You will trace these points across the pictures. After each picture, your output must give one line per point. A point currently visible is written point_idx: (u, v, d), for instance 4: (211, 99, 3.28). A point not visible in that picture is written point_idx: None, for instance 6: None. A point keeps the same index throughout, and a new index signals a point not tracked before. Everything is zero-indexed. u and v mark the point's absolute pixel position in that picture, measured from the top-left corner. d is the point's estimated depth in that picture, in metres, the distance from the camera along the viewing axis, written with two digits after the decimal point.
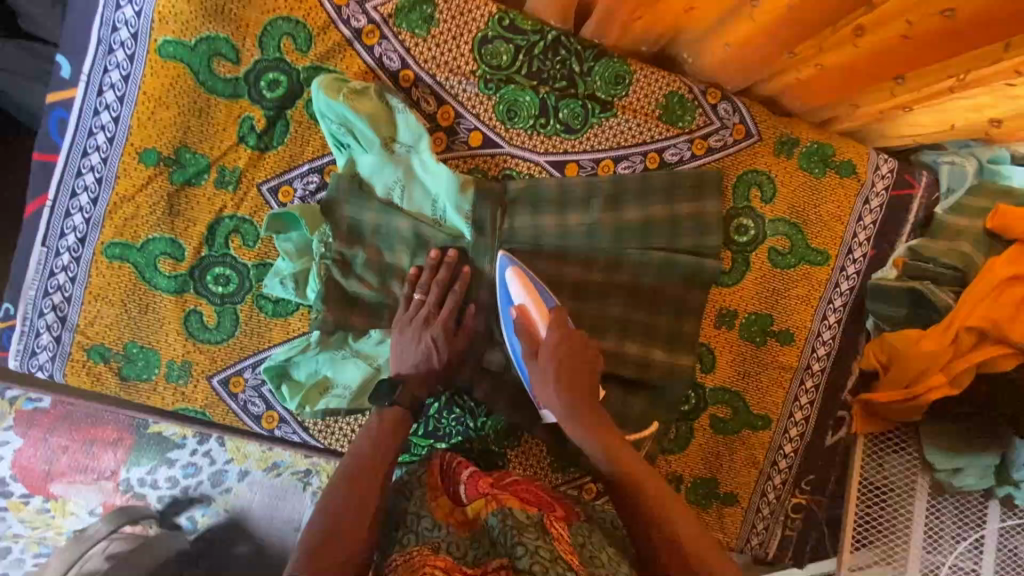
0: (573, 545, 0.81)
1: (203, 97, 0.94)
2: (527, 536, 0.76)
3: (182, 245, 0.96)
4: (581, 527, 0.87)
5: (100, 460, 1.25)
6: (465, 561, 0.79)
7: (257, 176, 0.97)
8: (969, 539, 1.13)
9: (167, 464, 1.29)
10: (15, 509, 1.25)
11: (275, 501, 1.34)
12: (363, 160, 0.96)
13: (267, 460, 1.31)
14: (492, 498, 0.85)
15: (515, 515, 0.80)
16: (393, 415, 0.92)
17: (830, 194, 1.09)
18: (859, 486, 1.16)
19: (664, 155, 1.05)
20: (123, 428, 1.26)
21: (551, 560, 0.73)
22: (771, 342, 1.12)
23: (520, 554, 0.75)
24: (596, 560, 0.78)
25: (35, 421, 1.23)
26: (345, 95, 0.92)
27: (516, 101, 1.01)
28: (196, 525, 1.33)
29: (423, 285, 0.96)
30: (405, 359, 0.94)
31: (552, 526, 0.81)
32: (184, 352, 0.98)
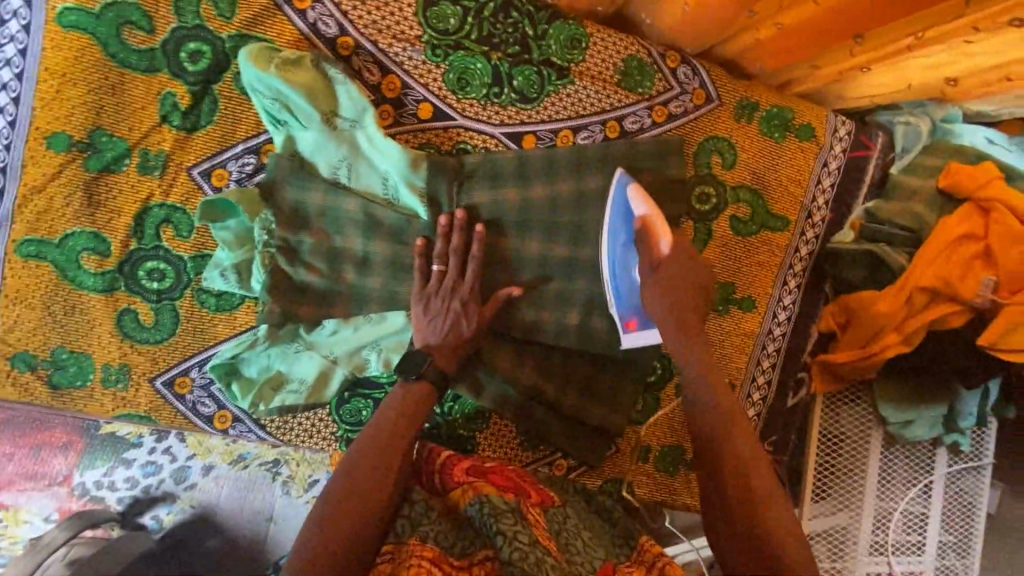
0: (548, 531, 0.82)
1: (116, 72, 0.84)
2: (505, 523, 0.75)
3: (106, 238, 0.88)
4: (554, 513, 0.88)
5: (49, 465, 1.20)
6: (452, 552, 0.77)
7: (186, 160, 0.88)
8: (918, 485, 1.22)
9: (125, 465, 1.25)
10: None
11: (244, 493, 1.31)
12: (303, 138, 0.89)
13: (233, 454, 1.29)
14: (470, 486, 0.83)
15: (493, 501, 0.79)
16: (422, 389, 0.88)
17: (790, 158, 1.08)
18: (818, 438, 1.22)
19: (624, 123, 1.01)
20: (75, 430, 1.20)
21: (531, 546, 0.73)
22: (735, 310, 1.12)
23: (500, 542, 0.73)
24: (572, 547, 0.80)
25: None
26: (277, 66, 0.84)
27: (467, 69, 0.94)
28: (162, 524, 1.28)
29: (443, 254, 0.92)
30: (430, 329, 0.91)
31: (528, 513, 0.82)
32: (121, 355, 0.91)
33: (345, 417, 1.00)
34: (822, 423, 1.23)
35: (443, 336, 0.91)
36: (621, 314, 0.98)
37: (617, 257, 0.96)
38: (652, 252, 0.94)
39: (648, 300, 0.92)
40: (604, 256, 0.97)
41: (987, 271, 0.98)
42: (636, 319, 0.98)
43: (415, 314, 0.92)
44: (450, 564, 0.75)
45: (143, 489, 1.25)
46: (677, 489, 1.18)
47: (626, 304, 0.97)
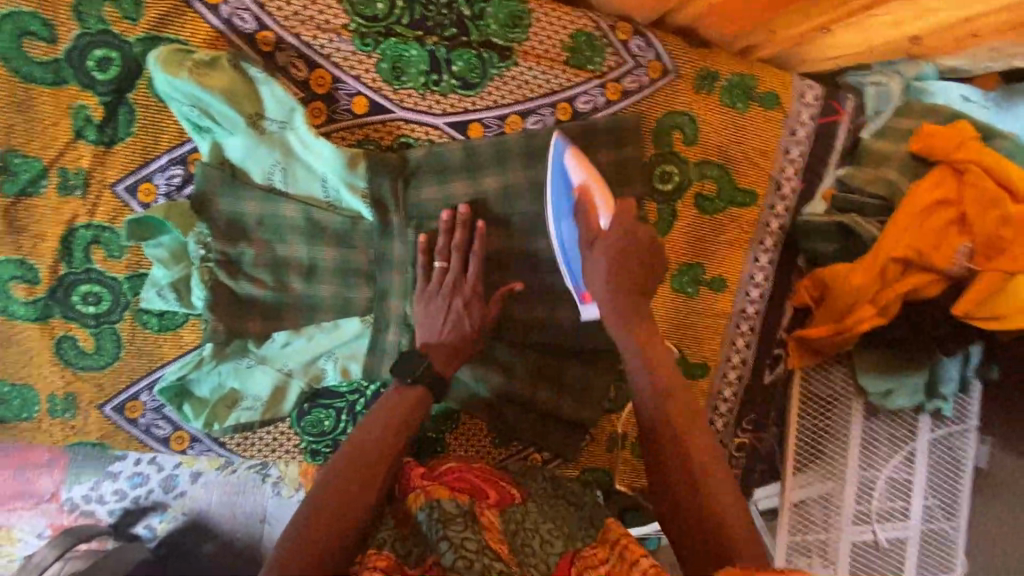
0: (503, 533, 0.81)
1: (21, 87, 0.78)
2: (452, 530, 0.74)
3: (34, 265, 0.83)
4: (514, 510, 0.86)
5: (36, 483, 1.21)
6: (408, 560, 0.75)
7: (109, 176, 0.83)
8: (902, 451, 1.21)
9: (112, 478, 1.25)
10: None
11: (234, 497, 1.30)
12: (231, 145, 0.84)
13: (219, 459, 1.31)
14: (422, 490, 0.81)
15: (443, 507, 0.77)
16: (416, 394, 0.85)
17: (756, 128, 1.03)
18: (800, 403, 1.20)
19: (576, 104, 0.95)
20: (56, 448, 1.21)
21: (478, 552, 0.71)
22: (705, 291, 1.09)
23: (444, 550, 0.72)
24: (527, 549, 0.79)
25: None
26: (189, 70, 0.78)
27: (401, 57, 0.88)
28: (156, 532, 1.29)
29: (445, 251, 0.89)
30: (432, 327, 0.88)
31: (482, 517, 0.81)
32: (65, 384, 0.87)
33: (306, 430, 0.97)
34: (803, 386, 1.20)
35: (445, 336, 0.88)
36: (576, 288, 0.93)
37: (564, 229, 0.90)
38: (592, 224, 0.87)
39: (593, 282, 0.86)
40: (552, 231, 0.90)
41: (962, 237, 0.94)
42: None
43: (417, 312, 0.89)
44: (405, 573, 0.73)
45: (133, 500, 1.25)
46: None
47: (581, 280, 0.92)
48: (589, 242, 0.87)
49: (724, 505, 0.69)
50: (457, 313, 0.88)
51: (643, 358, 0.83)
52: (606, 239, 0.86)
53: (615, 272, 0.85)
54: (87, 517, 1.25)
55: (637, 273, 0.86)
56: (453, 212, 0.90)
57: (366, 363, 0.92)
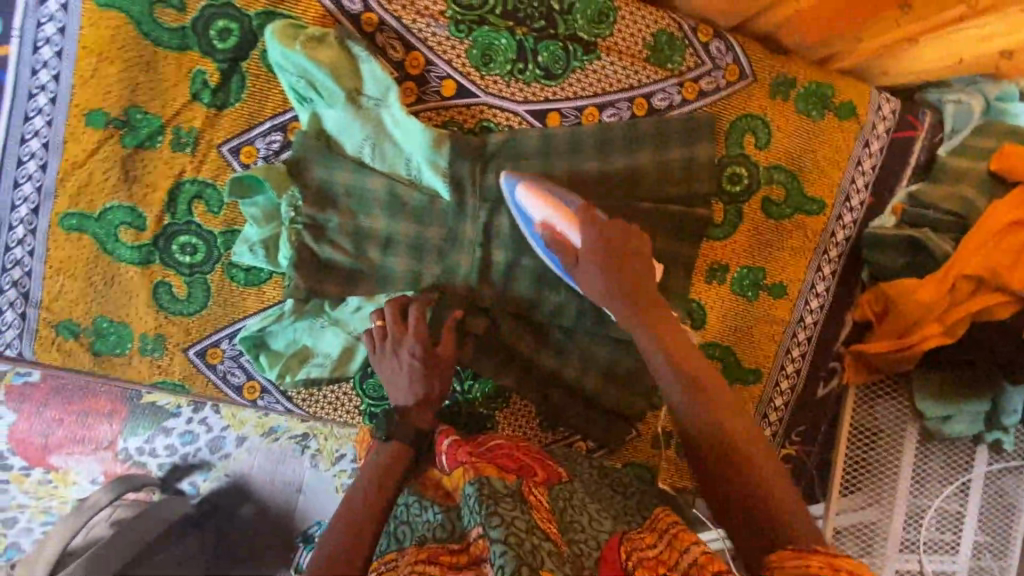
0: (550, 508, 0.83)
1: (150, 51, 0.86)
2: (503, 507, 0.76)
3: (142, 213, 0.91)
4: (560, 489, 0.89)
5: (96, 431, 1.36)
6: (453, 537, 0.82)
7: (217, 137, 0.90)
8: (955, 483, 1.17)
9: (164, 433, 1.40)
10: (18, 481, 1.36)
11: (275, 464, 1.44)
12: (329, 116, 0.90)
13: (264, 426, 1.43)
14: (471, 466, 0.84)
15: (492, 484, 0.79)
16: (391, 449, 0.86)
17: (830, 138, 1.03)
18: (851, 426, 1.17)
19: (652, 100, 0.98)
20: (117, 400, 1.37)
21: (526, 532, 0.73)
22: (764, 296, 1.09)
23: (495, 524, 0.74)
24: (574, 525, 0.81)
25: (28, 395, 1.32)
26: (302, 43, 0.84)
27: (492, 45, 0.92)
28: (198, 490, 1.43)
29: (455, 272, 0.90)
30: (396, 383, 0.89)
31: (530, 496, 0.82)
32: (157, 325, 0.94)
33: (366, 392, 1.02)
34: (856, 409, 1.17)
35: (411, 391, 0.88)
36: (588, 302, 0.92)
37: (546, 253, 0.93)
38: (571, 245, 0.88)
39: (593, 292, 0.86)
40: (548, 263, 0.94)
41: None
42: None
43: (382, 372, 0.91)
44: (450, 553, 0.79)
45: (182, 456, 1.41)
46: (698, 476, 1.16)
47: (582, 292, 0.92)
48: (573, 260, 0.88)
49: (791, 514, 0.67)
50: (414, 361, 0.88)
51: (669, 364, 0.80)
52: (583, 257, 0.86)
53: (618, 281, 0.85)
54: (137, 468, 1.40)
55: (630, 283, 0.85)
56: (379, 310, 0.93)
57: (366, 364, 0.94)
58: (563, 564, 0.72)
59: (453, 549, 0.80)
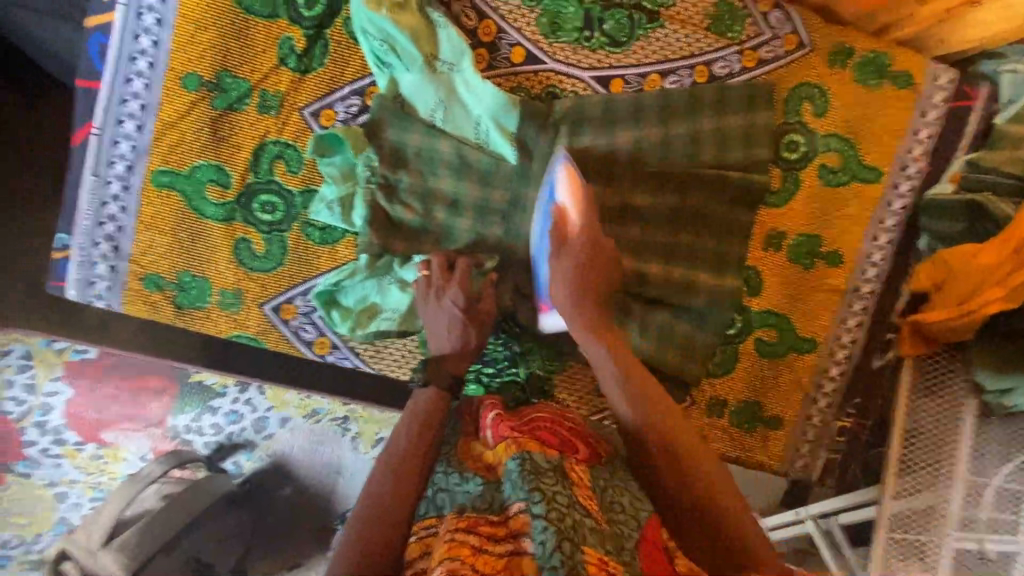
0: (592, 489, 0.76)
1: (242, 18, 0.92)
2: (544, 482, 0.71)
3: (227, 172, 0.96)
4: (601, 469, 0.82)
5: (147, 408, 1.32)
6: (492, 509, 0.75)
7: (299, 101, 0.96)
8: (1016, 460, 1.11)
9: (212, 412, 1.35)
10: (70, 456, 1.33)
11: (316, 445, 1.41)
12: (404, 80, 0.94)
13: (307, 408, 1.38)
14: (514, 441, 0.79)
15: (535, 459, 0.75)
16: (431, 398, 0.89)
17: (886, 106, 1.05)
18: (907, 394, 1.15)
19: (713, 68, 1.01)
20: (168, 377, 1.29)
21: (569, 508, 0.68)
22: (819, 264, 1.10)
23: (536, 500, 0.68)
24: (615, 506, 0.74)
25: (83, 371, 1.27)
26: (387, 8, 0.89)
27: (560, 13, 0.97)
28: (241, 470, 1.41)
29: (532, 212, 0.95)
30: (438, 329, 0.93)
31: (571, 472, 0.77)
32: (236, 280, 0.99)
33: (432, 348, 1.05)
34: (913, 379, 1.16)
35: (449, 340, 0.92)
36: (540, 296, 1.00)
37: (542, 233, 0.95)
38: (562, 234, 0.91)
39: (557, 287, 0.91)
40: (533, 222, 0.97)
41: None
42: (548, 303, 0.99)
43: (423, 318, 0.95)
44: (490, 522, 0.72)
45: (228, 436, 1.37)
46: (752, 447, 1.16)
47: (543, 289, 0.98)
48: (557, 249, 0.90)
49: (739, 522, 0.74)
50: (456, 310, 0.92)
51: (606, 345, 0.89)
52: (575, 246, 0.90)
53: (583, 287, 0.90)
54: (184, 446, 1.37)
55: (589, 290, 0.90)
56: (427, 263, 0.95)
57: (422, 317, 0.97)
58: (606, 541, 0.67)
59: (493, 521, 0.73)
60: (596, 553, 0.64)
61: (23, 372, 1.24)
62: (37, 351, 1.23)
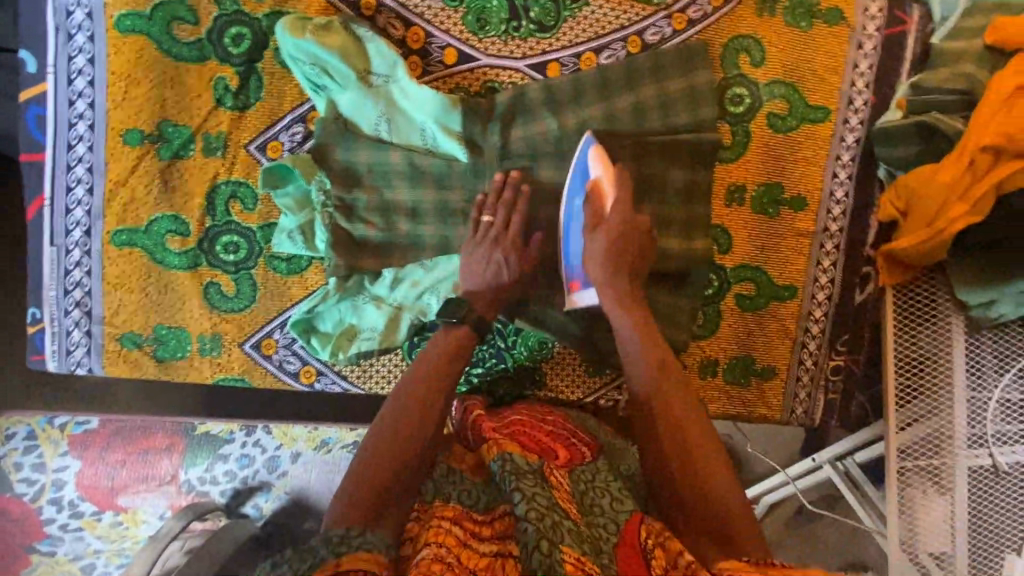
0: (571, 492, 0.78)
1: (171, 66, 0.93)
2: (525, 483, 0.73)
3: (185, 220, 0.96)
4: (584, 469, 0.85)
5: (158, 466, 1.33)
6: (476, 507, 0.77)
7: (243, 138, 0.96)
8: (1011, 369, 1.11)
9: (223, 460, 1.36)
10: (90, 527, 1.31)
11: (332, 475, 1.37)
12: (343, 99, 0.95)
13: (316, 439, 1.35)
14: (495, 442, 0.82)
15: (514, 460, 0.78)
16: (458, 339, 0.91)
17: (821, 45, 1.06)
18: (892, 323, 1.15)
19: (645, 36, 1.02)
20: (174, 432, 1.33)
21: (548, 508, 0.70)
22: (785, 211, 1.10)
23: (517, 500, 0.71)
24: (595, 508, 0.77)
25: (88, 442, 1.31)
26: (311, 32, 0.90)
27: (484, 8, 0.98)
28: (262, 512, 1.37)
29: (491, 206, 0.95)
30: None
31: (551, 476, 0.79)
32: (212, 325, 0.99)
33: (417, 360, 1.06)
34: (895, 309, 1.16)
35: None
36: (569, 274, 0.99)
37: (573, 207, 0.96)
38: (596, 209, 0.93)
39: (590, 253, 0.92)
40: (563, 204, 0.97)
41: None
42: (580, 280, 0.97)
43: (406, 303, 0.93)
44: (473, 520, 0.74)
45: (243, 479, 1.36)
46: (751, 401, 1.16)
47: (573, 264, 0.98)
48: (592, 221, 0.93)
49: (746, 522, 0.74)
50: None
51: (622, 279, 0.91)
52: (610, 218, 0.92)
53: (617, 255, 0.91)
54: (201, 498, 1.36)
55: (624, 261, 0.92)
56: None
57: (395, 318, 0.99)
58: (583, 542, 0.68)
59: (478, 519, 0.75)
60: (574, 552, 0.66)
61: (30, 452, 1.30)
62: (40, 431, 1.30)
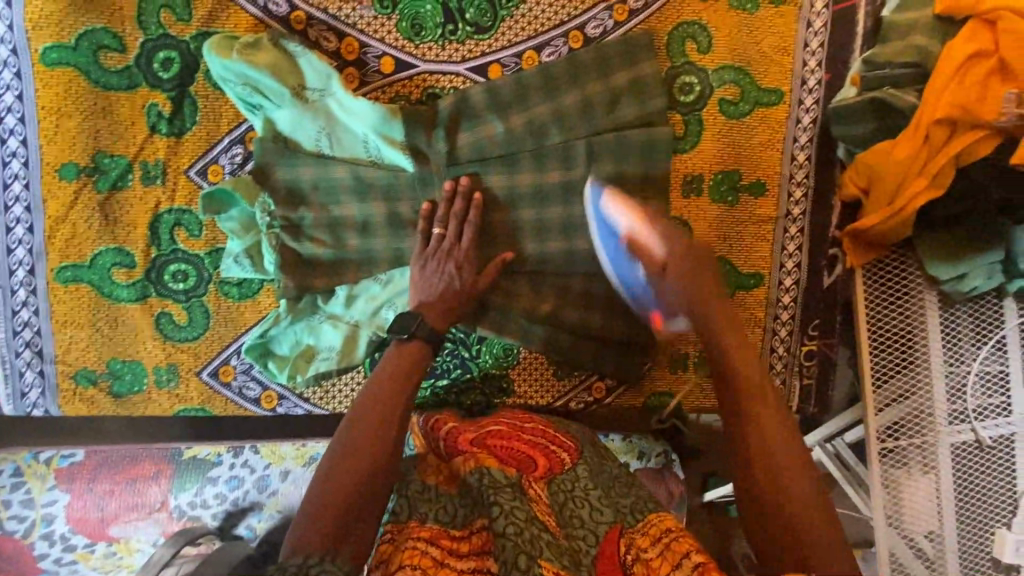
0: (551, 505, 0.77)
1: (102, 95, 0.91)
2: (502, 497, 0.71)
3: (129, 251, 0.95)
4: (564, 479, 0.82)
5: (146, 495, 1.17)
6: (453, 524, 0.74)
7: (182, 163, 0.94)
8: (988, 342, 1.09)
9: (212, 482, 1.19)
10: (85, 560, 1.15)
11: None
12: (279, 117, 0.93)
13: (304, 456, 1.20)
14: (472, 455, 0.80)
15: (492, 475, 0.75)
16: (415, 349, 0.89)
17: (770, 26, 1.04)
18: (865, 306, 1.12)
19: (586, 30, 1.00)
20: (161, 458, 1.18)
21: (526, 523, 0.69)
22: (744, 198, 1.08)
23: (495, 514, 0.69)
24: (574, 521, 0.75)
25: (76, 474, 1.15)
26: (237, 51, 0.88)
27: (418, 13, 0.96)
28: (256, 535, 1.17)
29: (441, 219, 0.94)
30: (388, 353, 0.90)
31: (529, 488, 0.77)
32: (167, 355, 0.98)
33: None
34: (866, 292, 1.13)
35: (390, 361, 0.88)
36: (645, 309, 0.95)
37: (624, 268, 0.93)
38: (650, 257, 0.88)
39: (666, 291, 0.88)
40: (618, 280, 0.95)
41: (1007, 84, 0.92)
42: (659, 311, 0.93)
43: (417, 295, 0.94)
44: (451, 536, 0.72)
45: (233, 502, 1.19)
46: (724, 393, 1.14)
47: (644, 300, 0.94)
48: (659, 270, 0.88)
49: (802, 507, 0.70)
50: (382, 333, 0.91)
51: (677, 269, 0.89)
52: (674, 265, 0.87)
53: (693, 284, 0.87)
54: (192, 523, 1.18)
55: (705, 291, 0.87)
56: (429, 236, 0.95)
57: (351, 336, 0.97)
58: (562, 555, 0.68)
59: (454, 535, 0.73)
60: (552, 566, 0.65)
61: (17, 489, 1.14)
62: (25, 466, 1.15)
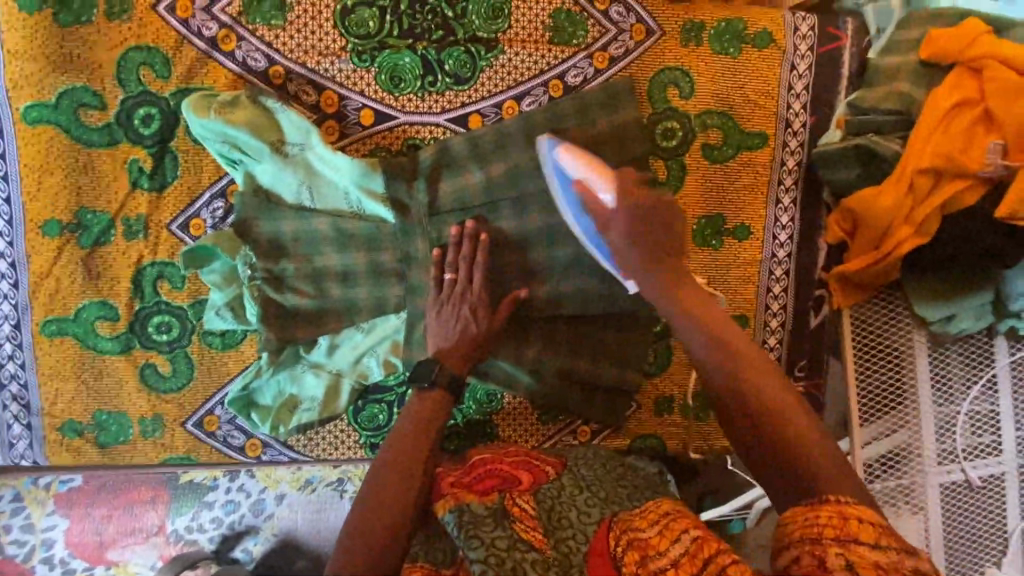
0: (536, 511, 0.76)
1: (83, 152, 0.92)
2: (483, 529, 0.72)
3: (113, 304, 0.95)
4: (548, 487, 0.81)
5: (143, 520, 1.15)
6: (442, 561, 0.76)
7: (164, 217, 0.95)
8: (979, 382, 1.09)
9: (208, 507, 1.18)
10: None
11: (318, 515, 1.20)
12: (259, 171, 0.93)
13: (300, 479, 1.19)
14: (450, 492, 0.77)
15: (472, 510, 0.74)
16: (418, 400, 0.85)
17: (752, 69, 1.03)
18: (854, 345, 1.10)
19: (566, 78, 1.00)
20: (156, 482, 1.16)
21: (508, 550, 0.70)
22: (729, 241, 1.07)
23: (475, 547, 0.70)
24: (562, 521, 0.75)
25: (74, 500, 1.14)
26: (215, 110, 0.89)
27: (397, 66, 0.96)
28: (253, 555, 1.19)
29: (451, 263, 0.93)
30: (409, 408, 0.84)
31: (512, 506, 0.76)
32: (152, 406, 0.98)
33: (363, 424, 1.05)
34: (856, 330, 1.11)
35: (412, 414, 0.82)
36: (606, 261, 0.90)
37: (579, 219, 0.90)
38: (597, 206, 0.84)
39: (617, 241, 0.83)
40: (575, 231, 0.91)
41: (991, 135, 0.91)
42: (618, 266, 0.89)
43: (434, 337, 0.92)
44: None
45: (229, 526, 1.18)
46: (711, 433, 1.14)
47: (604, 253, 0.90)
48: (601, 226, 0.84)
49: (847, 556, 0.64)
50: None
51: (703, 335, 0.74)
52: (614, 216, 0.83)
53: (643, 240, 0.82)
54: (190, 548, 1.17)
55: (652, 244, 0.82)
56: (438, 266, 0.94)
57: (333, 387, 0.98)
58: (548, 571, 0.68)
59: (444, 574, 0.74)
60: None
61: (17, 514, 1.13)
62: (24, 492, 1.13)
